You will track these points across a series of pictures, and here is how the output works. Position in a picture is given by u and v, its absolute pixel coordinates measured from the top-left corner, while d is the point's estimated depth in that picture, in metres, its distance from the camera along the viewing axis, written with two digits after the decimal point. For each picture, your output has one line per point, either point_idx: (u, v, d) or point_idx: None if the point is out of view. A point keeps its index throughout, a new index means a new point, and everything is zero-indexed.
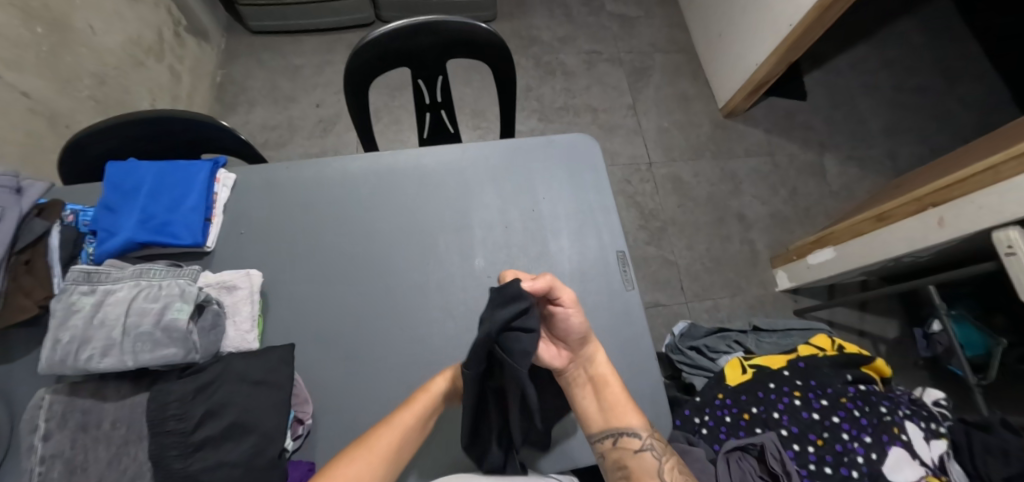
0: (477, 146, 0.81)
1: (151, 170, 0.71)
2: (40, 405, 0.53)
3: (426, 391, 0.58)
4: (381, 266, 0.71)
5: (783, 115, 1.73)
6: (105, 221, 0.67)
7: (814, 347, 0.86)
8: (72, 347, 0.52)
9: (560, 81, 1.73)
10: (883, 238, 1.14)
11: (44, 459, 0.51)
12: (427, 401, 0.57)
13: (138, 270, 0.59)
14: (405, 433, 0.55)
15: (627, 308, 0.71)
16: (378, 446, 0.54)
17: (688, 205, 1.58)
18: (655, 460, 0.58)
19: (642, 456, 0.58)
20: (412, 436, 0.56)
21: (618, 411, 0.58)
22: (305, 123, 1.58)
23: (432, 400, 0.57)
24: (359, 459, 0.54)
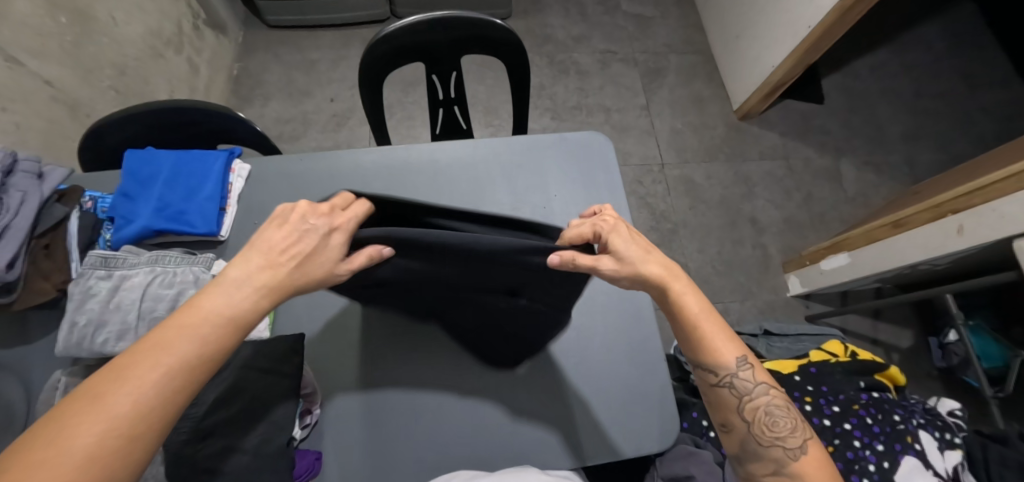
0: (488, 141, 0.81)
1: (168, 159, 0.72)
2: (56, 387, 0.55)
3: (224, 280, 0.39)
4: None
5: (800, 119, 1.70)
6: (123, 208, 0.68)
7: (827, 353, 0.84)
8: (87, 331, 0.53)
9: (573, 80, 1.72)
10: (899, 246, 1.12)
11: None
12: (224, 297, 0.38)
13: (153, 257, 0.59)
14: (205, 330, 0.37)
15: (636, 309, 0.72)
16: (160, 357, 0.35)
17: (700, 207, 1.56)
18: (740, 396, 0.50)
19: (724, 393, 0.51)
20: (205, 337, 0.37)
21: (708, 347, 0.51)
22: (319, 117, 1.59)
23: (238, 297, 0.39)
24: (135, 371, 0.34)
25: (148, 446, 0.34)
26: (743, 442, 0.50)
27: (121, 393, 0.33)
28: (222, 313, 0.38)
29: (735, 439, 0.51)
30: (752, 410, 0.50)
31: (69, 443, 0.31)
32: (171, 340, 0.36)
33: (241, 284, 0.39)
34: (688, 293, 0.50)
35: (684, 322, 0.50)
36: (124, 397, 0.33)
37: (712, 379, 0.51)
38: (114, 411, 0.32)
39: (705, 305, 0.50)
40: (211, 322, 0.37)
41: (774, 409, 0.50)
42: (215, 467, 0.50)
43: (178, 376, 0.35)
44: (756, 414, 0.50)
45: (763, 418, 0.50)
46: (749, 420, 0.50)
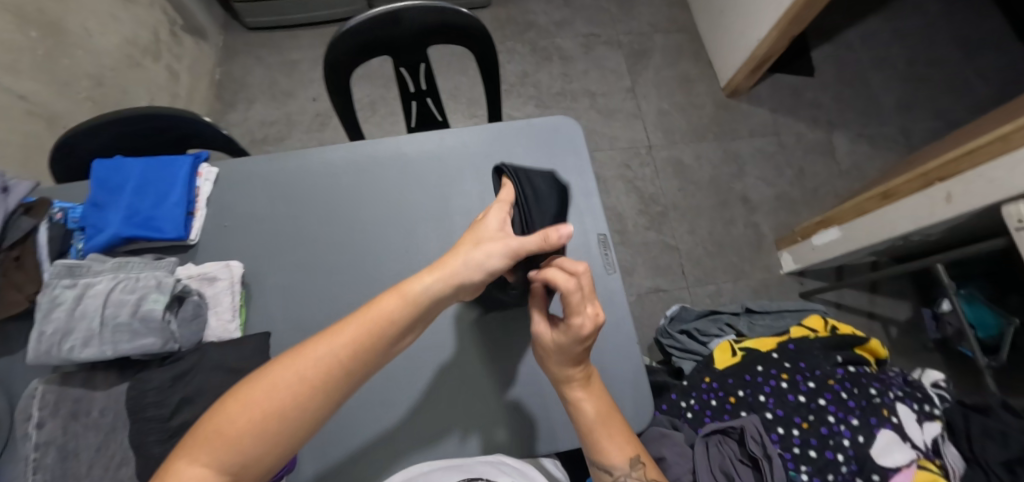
0: (456, 132, 0.80)
1: (137, 167, 0.72)
2: (32, 395, 0.56)
3: (406, 285, 0.48)
4: (361, 255, 0.72)
5: (789, 93, 1.67)
6: (93, 217, 0.69)
7: (807, 329, 0.82)
8: (54, 338, 0.54)
9: (557, 66, 1.69)
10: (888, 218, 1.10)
11: (38, 446, 0.54)
12: (405, 300, 0.47)
13: (118, 263, 0.60)
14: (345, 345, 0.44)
15: (608, 294, 0.72)
16: (327, 347, 0.44)
17: (689, 189, 1.54)
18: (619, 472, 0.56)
19: None
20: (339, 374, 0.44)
21: (599, 437, 0.55)
22: (303, 118, 1.59)
23: (415, 301, 0.47)
24: (307, 354, 0.43)
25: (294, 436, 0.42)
26: None
27: (291, 376, 0.42)
28: (397, 314, 0.46)
29: None
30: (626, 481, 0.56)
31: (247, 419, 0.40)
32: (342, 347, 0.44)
33: (421, 288, 0.47)
34: (595, 394, 0.55)
35: (583, 418, 0.54)
36: (294, 376, 0.42)
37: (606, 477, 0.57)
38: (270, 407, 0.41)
39: (608, 411, 0.55)
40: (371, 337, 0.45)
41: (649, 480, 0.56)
42: None
43: (338, 369, 0.43)
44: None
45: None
46: None
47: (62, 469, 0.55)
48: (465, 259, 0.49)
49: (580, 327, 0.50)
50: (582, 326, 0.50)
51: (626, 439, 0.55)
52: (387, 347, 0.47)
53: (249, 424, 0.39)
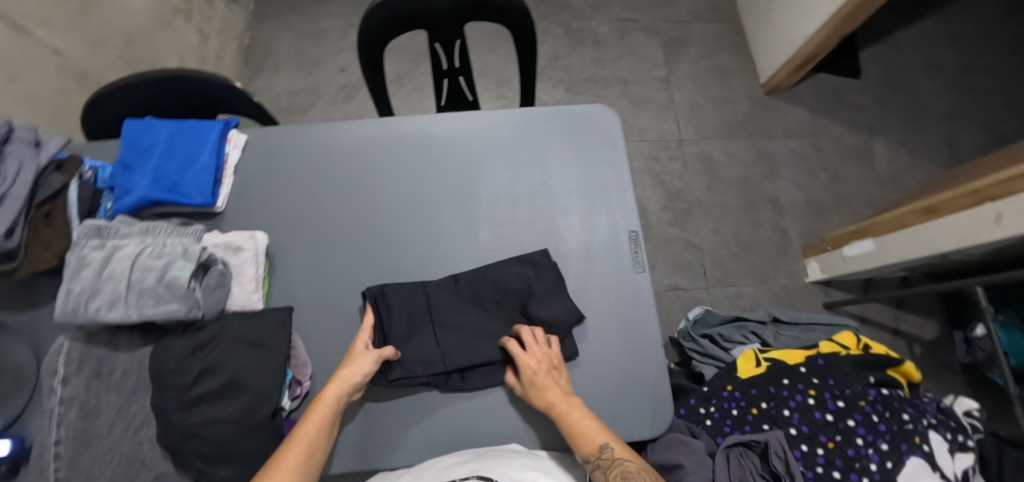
0: (487, 113, 0.77)
1: (166, 128, 0.71)
2: (58, 351, 0.56)
3: (321, 399, 0.57)
4: (384, 235, 0.71)
5: (831, 94, 1.59)
6: (121, 178, 0.68)
7: (838, 345, 0.79)
8: (80, 298, 0.54)
9: (590, 50, 1.63)
10: (928, 235, 1.05)
11: (63, 400, 0.54)
12: (325, 411, 0.56)
13: (145, 227, 0.61)
14: (313, 437, 0.54)
15: (636, 293, 0.70)
16: (285, 465, 0.51)
17: (718, 187, 1.49)
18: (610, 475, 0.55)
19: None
20: (320, 442, 0.55)
21: (580, 437, 0.57)
22: (328, 88, 1.57)
23: (331, 408, 0.56)
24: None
25: None
26: None
27: None
28: (324, 420, 0.56)
29: None
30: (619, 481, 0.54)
31: None
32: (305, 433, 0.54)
33: (333, 398, 0.57)
34: (569, 406, 0.59)
35: (565, 424, 0.58)
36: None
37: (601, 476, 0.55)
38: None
39: (585, 414, 0.59)
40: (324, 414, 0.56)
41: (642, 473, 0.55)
42: (202, 434, 0.52)
43: (305, 473, 0.52)
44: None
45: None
46: None
47: (83, 427, 0.55)
48: (353, 368, 0.59)
49: (534, 360, 0.62)
50: (533, 358, 0.62)
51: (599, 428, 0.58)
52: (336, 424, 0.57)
53: None
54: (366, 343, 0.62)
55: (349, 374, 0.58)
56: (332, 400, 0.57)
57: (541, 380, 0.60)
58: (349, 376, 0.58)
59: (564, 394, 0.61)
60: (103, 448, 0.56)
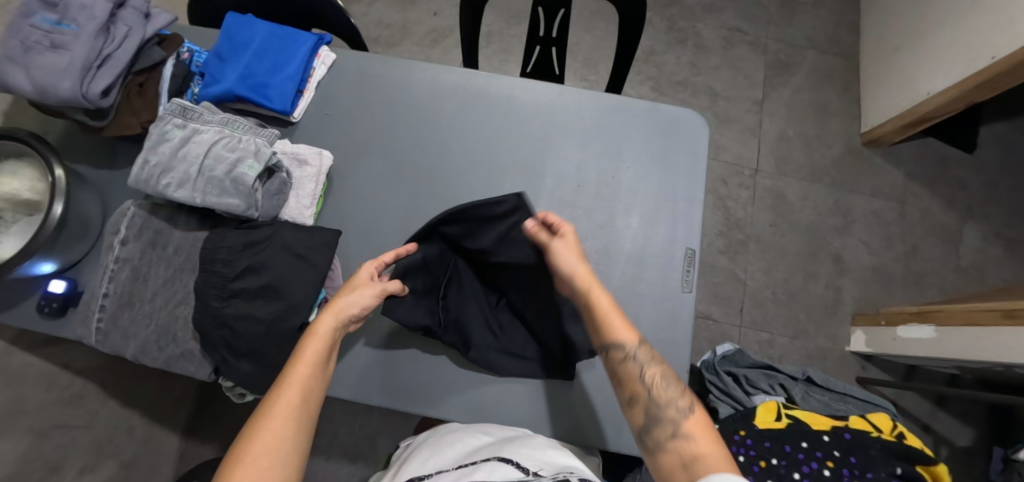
0: (575, 90, 0.74)
1: (263, 30, 0.72)
2: (124, 214, 0.62)
3: (314, 333, 0.53)
4: (443, 186, 0.71)
5: (936, 163, 1.45)
6: (213, 67, 0.70)
7: (869, 423, 0.73)
8: (155, 171, 0.56)
9: (688, 53, 1.53)
10: (989, 337, 0.96)
11: (117, 259, 0.61)
12: (319, 344, 0.52)
13: (225, 120, 0.61)
14: (304, 382, 0.48)
15: (675, 311, 0.68)
16: (281, 410, 0.45)
17: (781, 228, 1.41)
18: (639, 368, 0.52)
19: (629, 367, 0.52)
20: (316, 382, 0.49)
21: (606, 325, 0.54)
22: (418, 29, 1.55)
23: (325, 342, 0.53)
24: (265, 432, 0.43)
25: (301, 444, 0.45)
26: (646, 410, 0.50)
27: (261, 453, 0.42)
28: (319, 352, 0.51)
29: (637, 413, 0.51)
30: (651, 374, 0.51)
31: (255, 450, 0.42)
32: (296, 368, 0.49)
33: (326, 331, 0.53)
34: (593, 288, 0.56)
35: (591, 311, 0.56)
36: (276, 438, 0.43)
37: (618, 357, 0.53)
38: (271, 431, 0.44)
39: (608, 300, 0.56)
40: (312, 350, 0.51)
41: (670, 376, 0.52)
42: (233, 325, 0.54)
43: (305, 412, 0.47)
44: (654, 383, 0.51)
45: (659, 392, 0.51)
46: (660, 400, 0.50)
47: (130, 288, 0.61)
48: (347, 300, 0.57)
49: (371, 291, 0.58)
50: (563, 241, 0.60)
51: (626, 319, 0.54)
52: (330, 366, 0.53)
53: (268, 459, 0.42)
54: (371, 275, 0.60)
55: (342, 305, 0.56)
56: (327, 333, 0.53)
57: (570, 260, 0.58)
58: (345, 307, 0.56)
59: (591, 274, 0.58)
60: (144, 312, 0.61)
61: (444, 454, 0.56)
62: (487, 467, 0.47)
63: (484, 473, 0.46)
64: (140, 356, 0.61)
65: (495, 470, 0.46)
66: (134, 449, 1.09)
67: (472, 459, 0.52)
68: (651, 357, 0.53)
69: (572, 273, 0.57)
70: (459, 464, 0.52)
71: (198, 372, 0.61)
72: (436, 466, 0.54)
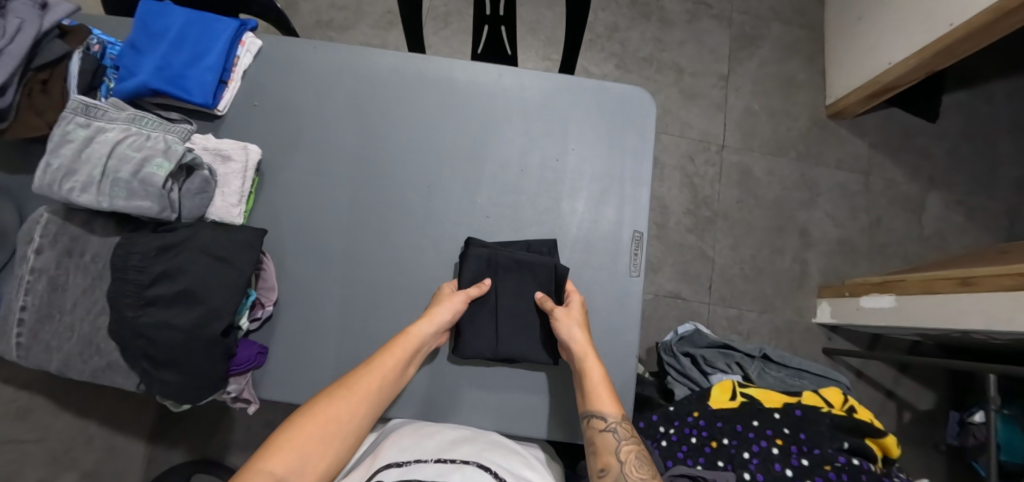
0: (517, 71, 0.71)
1: (179, 17, 0.67)
2: (38, 221, 0.59)
3: (407, 333, 0.59)
4: (380, 176, 0.68)
5: (899, 132, 1.45)
6: (128, 60, 0.66)
7: (821, 399, 0.74)
8: (57, 176, 0.52)
9: (653, 28, 1.49)
10: (943, 305, 0.97)
11: (33, 270, 0.57)
12: (408, 345, 0.58)
13: (133, 116, 0.58)
14: (385, 372, 0.57)
15: (623, 296, 0.67)
16: (359, 386, 0.55)
17: (749, 203, 1.40)
18: (616, 442, 0.56)
19: (605, 436, 0.56)
20: (392, 377, 0.57)
21: (592, 399, 0.58)
22: (372, 10, 1.48)
23: (414, 344, 0.59)
24: (342, 398, 0.54)
25: (360, 422, 0.55)
26: None
27: (316, 426, 0.51)
28: (406, 353, 0.58)
29: None
30: (626, 451, 0.55)
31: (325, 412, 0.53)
32: (383, 357, 0.57)
33: (421, 334, 0.59)
34: (590, 359, 0.59)
35: (584, 379, 0.59)
36: (341, 410, 0.53)
37: (598, 425, 0.57)
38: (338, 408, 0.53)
39: (603, 376, 0.59)
40: (404, 347, 0.58)
41: (644, 456, 0.56)
42: (150, 335, 0.51)
43: (375, 395, 0.56)
44: (628, 458, 0.54)
45: (631, 463, 0.55)
46: (622, 466, 0.54)
47: (49, 298, 0.58)
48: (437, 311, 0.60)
49: (576, 306, 0.62)
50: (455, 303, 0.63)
51: (615, 396, 0.58)
52: (410, 368, 0.60)
53: (319, 433, 0.51)
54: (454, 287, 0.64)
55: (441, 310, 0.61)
56: (418, 336, 0.59)
57: (571, 329, 0.60)
58: (440, 316, 0.60)
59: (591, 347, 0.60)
60: (64, 323, 0.58)
61: (424, 445, 0.54)
62: (465, 470, 0.47)
63: (462, 475, 0.46)
64: (64, 369, 0.58)
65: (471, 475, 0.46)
66: (95, 458, 1.07)
67: (451, 455, 0.51)
68: (629, 434, 0.57)
69: (572, 341, 0.60)
70: (438, 456, 0.50)
71: (126, 383, 0.59)
72: (414, 454, 0.51)
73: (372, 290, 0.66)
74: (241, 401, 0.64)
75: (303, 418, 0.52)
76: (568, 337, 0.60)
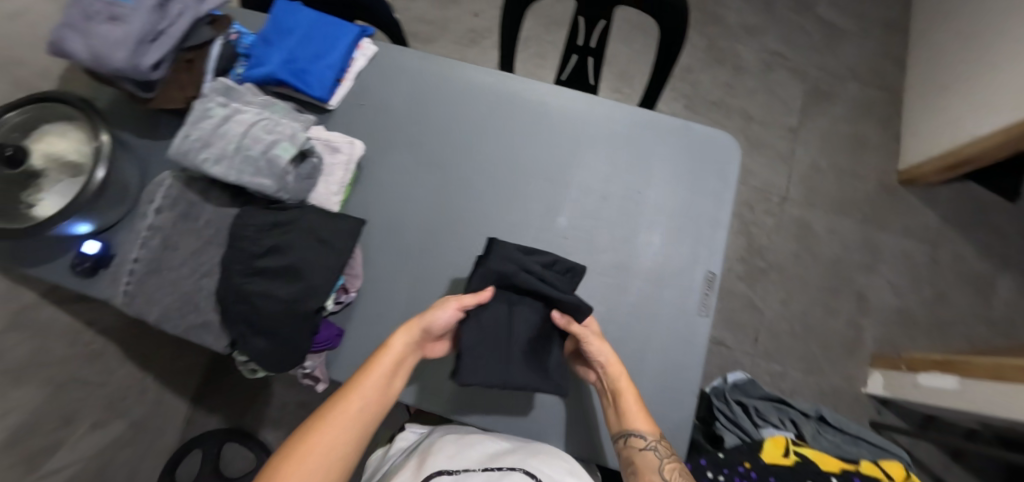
0: (608, 103, 0.73)
1: (309, 18, 0.74)
2: (161, 184, 0.63)
3: (387, 347, 0.57)
4: (467, 185, 0.71)
5: (974, 208, 1.39)
6: (258, 51, 0.72)
7: (881, 471, 0.70)
8: (194, 145, 0.57)
9: (725, 74, 1.51)
10: (1008, 394, 0.91)
11: (150, 227, 0.62)
12: (387, 359, 0.57)
13: (266, 102, 0.64)
14: (370, 390, 0.56)
15: (689, 334, 0.67)
16: (350, 408, 0.55)
17: (805, 259, 1.37)
18: (658, 459, 0.58)
19: (647, 455, 0.57)
20: (378, 392, 0.57)
21: (630, 419, 0.58)
22: (456, 28, 1.56)
23: (396, 356, 0.57)
24: (330, 423, 0.54)
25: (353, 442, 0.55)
26: None
27: (311, 451, 0.52)
28: (385, 368, 0.57)
29: None
30: (669, 468, 0.57)
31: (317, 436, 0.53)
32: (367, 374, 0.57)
33: (398, 348, 0.57)
34: (622, 379, 0.60)
35: (619, 399, 0.59)
36: (331, 433, 0.53)
37: (638, 444, 0.58)
38: (329, 432, 0.53)
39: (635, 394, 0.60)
40: (386, 361, 0.57)
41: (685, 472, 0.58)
42: (254, 300, 0.56)
43: (365, 413, 0.56)
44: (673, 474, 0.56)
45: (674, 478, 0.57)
46: None
47: (161, 255, 0.62)
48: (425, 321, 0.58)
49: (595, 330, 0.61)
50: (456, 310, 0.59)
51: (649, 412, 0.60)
52: (397, 380, 0.59)
53: (313, 460, 0.52)
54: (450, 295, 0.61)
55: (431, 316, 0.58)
56: (398, 348, 0.57)
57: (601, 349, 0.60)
58: (420, 326, 0.58)
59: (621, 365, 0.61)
60: (169, 280, 0.63)
61: (468, 453, 0.57)
62: (512, 475, 0.49)
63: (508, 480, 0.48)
64: (161, 323, 0.63)
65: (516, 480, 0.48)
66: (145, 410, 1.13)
67: (496, 464, 0.53)
68: (668, 450, 0.58)
69: (610, 362, 0.60)
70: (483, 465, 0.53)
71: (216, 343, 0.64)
72: (460, 463, 0.54)
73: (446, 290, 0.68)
74: (310, 379, 0.66)
75: (296, 446, 0.52)
76: (601, 355, 0.60)
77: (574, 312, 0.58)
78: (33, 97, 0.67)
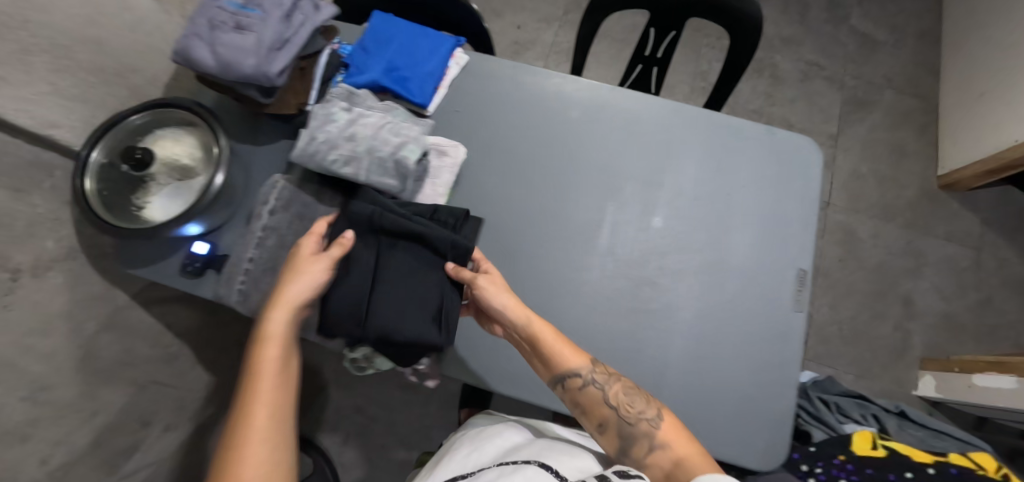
0: (692, 109, 0.77)
1: (407, 30, 0.77)
2: (274, 185, 0.66)
3: (267, 338, 0.52)
4: (562, 187, 0.74)
5: (1015, 213, 1.42)
6: (359, 59, 0.76)
7: (971, 461, 0.72)
8: (323, 146, 0.60)
9: (764, 83, 1.55)
10: None
11: (266, 227, 0.65)
12: (275, 345, 0.52)
13: (387, 108, 0.67)
14: (276, 391, 0.50)
15: (786, 329, 0.69)
16: (261, 417, 0.48)
17: (851, 263, 1.39)
18: (599, 389, 0.60)
19: (590, 391, 0.60)
20: (286, 388, 0.51)
21: (558, 360, 0.59)
22: (500, 40, 1.61)
23: (281, 340, 0.53)
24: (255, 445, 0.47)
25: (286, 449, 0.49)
26: (619, 430, 0.58)
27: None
28: (276, 353, 0.52)
29: (613, 433, 0.59)
30: (612, 393, 0.59)
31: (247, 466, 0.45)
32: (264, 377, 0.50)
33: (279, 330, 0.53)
34: (531, 318, 0.60)
35: (539, 344, 0.59)
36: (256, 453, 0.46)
37: (577, 384, 0.60)
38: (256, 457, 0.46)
39: (550, 327, 0.61)
40: (273, 352, 0.52)
41: (630, 387, 0.60)
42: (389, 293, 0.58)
43: (281, 413, 0.50)
44: (617, 396, 0.59)
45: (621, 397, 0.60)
46: (616, 407, 0.59)
47: (277, 254, 0.65)
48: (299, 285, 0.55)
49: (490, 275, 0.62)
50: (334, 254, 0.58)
51: (571, 344, 0.61)
52: (294, 363, 0.54)
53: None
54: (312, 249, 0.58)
55: (298, 281, 0.55)
56: (281, 330, 0.53)
57: (506, 298, 0.61)
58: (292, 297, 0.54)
59: (522, 305, 0.61)
60: None
61: (484, 451, 0.57)
62: (526, 469, 0.46)
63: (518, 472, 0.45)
64: None
65: (527, 473, 0.45)
66: (210, 414, 1.14)
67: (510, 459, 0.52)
68: (607, 375, 0.61)
69: (507, 307, 0.60)
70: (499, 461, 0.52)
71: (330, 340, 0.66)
72: (472, 464, 0.54)
73: (550, 287, 0.70)
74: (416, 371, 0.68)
75: None
76: (502, 306, 0.60)
77: (454, 251, 0.60)
78: (154, 102, 0.69)
